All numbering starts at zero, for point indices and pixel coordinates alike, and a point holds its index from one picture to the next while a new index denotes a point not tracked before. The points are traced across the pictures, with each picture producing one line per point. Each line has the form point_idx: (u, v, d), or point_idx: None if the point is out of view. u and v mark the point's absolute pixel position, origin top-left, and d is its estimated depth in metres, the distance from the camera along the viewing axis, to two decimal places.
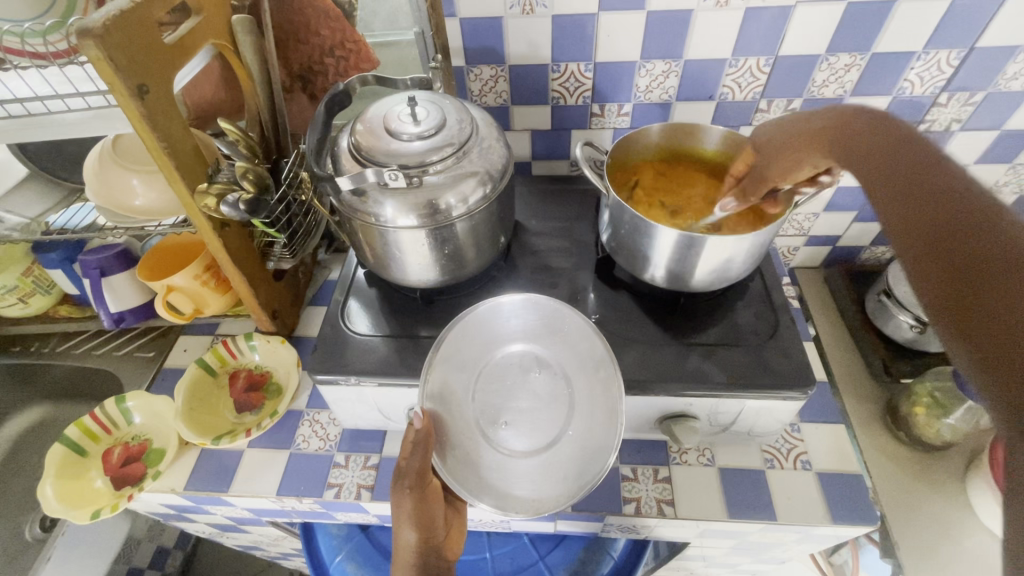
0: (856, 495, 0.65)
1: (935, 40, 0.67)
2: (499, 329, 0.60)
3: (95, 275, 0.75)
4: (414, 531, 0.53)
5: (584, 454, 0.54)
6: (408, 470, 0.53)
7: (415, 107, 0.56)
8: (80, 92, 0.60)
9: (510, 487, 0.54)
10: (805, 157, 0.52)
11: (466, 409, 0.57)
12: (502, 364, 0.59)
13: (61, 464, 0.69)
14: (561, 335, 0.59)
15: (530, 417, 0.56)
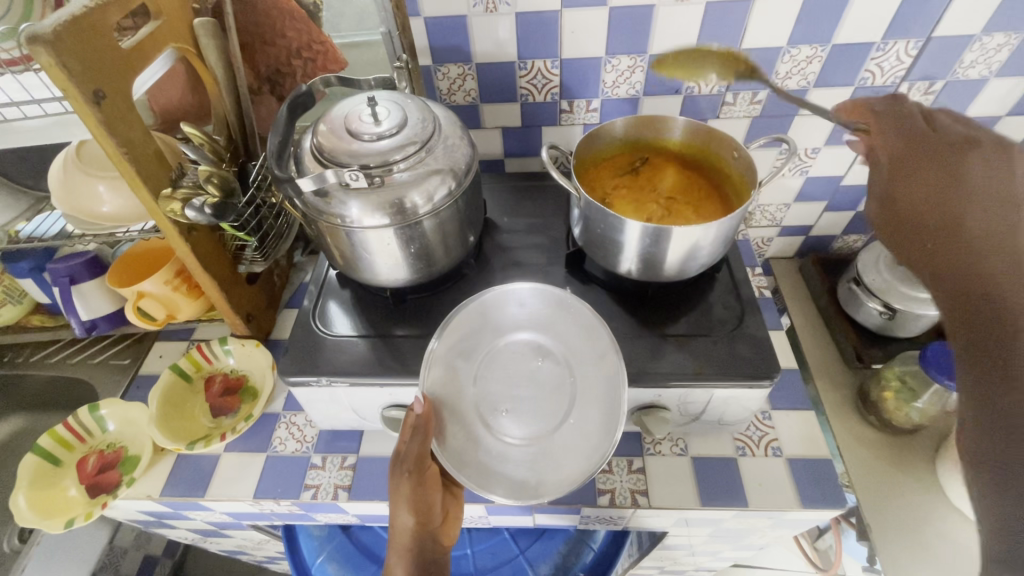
0: (826, 479, 0.66)
1: (892, 31, 0.68)
2: (505, 315, 0.61)
3: (64, 282, 0.74)
4: (411, 514, 0.55)
5: (586, 443, 0.55)
6: (405, 459, 0.54)
7: (375, 106, 0.56)
8: (38, 99, 0.66)
9: (510, 474, 0.54)
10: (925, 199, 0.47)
11: (468, 394, 0.57)
12: (505, 351, 0.59)
13: (34, 474, 0.69)
14: (568, 324, 0.60)
15: (532, 406, 0.57)
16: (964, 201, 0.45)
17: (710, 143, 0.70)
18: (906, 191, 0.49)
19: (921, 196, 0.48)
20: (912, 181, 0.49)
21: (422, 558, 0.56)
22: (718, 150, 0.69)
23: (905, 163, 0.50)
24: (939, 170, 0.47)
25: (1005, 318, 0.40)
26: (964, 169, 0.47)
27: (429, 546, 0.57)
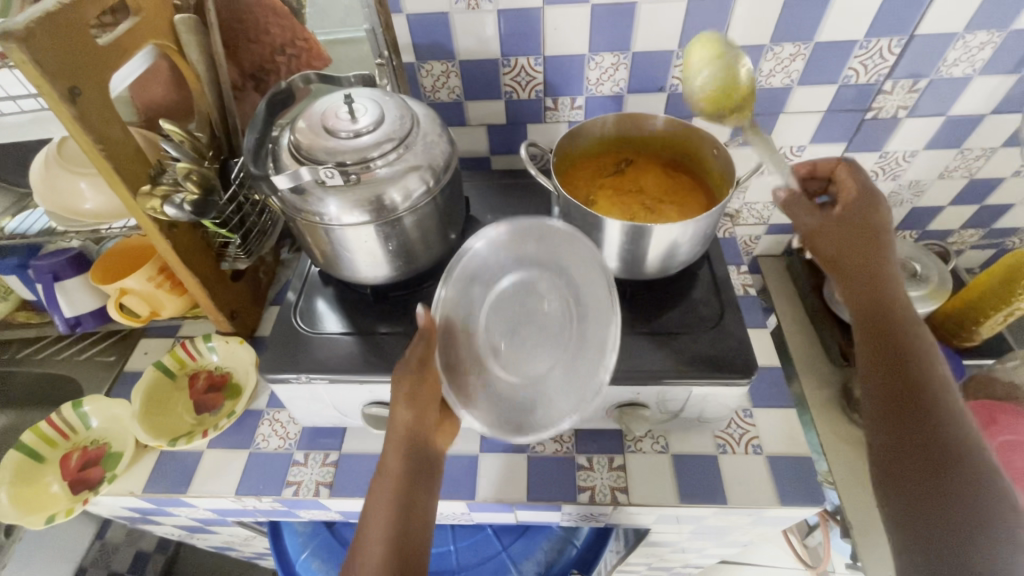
0: (805, 477, 0.66)
1: (875, 29, 0.68)
2: (524, 249, 0.59)
3: (47, 279, 0.75)
4: (407, 413, 0.53)
5: (564, 396, 0.55)
6: (408, 364, 0.53)
7: (352, 103, 0.56)
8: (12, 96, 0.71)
9: (498, 409, 0.57)
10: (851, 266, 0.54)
11: (476, 323, 0.58)
12: (516, 287, 0.59)
13: (16, 471, 0.69)
14: (583, 271, 0.56)
15: (532, 344, 0.57)
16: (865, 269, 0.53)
17: (688, 138, 0.69)
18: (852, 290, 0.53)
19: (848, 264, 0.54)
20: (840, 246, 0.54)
21: (417, 455, 0.54)
22: (697, 147, 0.68)
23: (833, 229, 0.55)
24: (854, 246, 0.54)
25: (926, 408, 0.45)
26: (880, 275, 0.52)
27: (424, 446, 0.55)
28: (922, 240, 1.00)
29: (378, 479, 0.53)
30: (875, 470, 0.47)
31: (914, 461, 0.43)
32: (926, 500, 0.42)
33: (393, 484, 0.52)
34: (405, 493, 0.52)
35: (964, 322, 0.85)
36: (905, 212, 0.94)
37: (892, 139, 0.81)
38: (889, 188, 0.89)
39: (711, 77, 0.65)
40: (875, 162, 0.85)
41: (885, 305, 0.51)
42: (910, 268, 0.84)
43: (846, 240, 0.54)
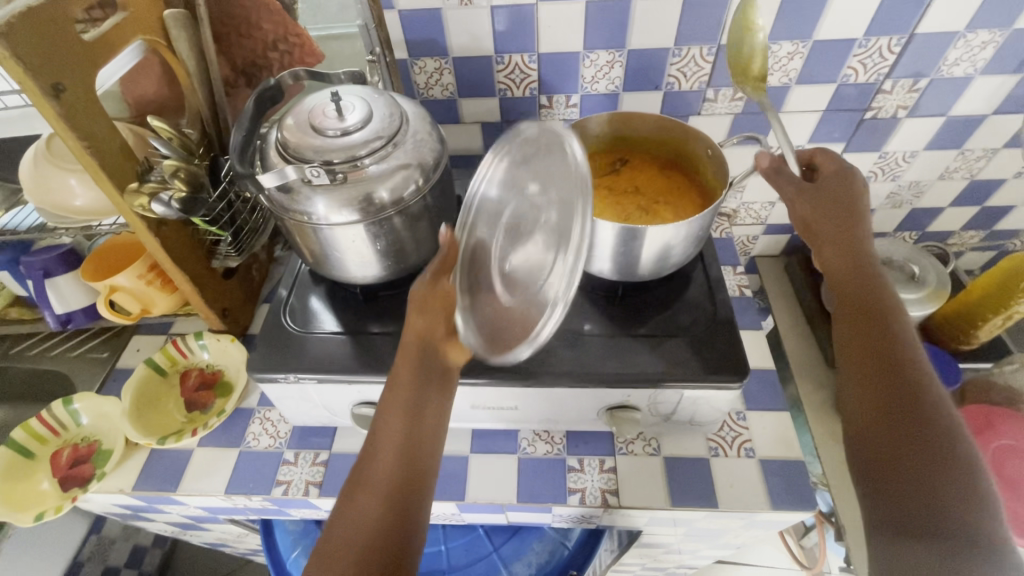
0: (797, 481, 0.65)
1: (874, 27, 0.67)
2: (537, 164, 0.57)
3: (38, 275, 0.75)
4: (416, 320, 0.51)
5: (536, 311, 0.50)
6: (422, 280, 0.51)
7: (340, 101, 0.56)
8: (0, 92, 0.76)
9: (497, 322, 0.54)
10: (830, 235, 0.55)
11: (490, 239, 0.56)
12: (526, 200, 0.56)
13: (6, 467, 0.69)
14: (576, 173, 0.51)
15: (533, 255, 0.53)
16: (843, 234, 0.55)
17: (681, 138, 0.68)
18: (838, 268, 0.55)
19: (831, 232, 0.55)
20: (824, 211, 0.55)
21: (427, 368, 0.51)
22: (689, 146, 0.67)
23: (809, 196, 0.56)
24: (837, 215, 0.55)
25: (906, 383, 0.47)
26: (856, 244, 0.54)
27: (437, 360, 0.51)
28: (921, 241, 0.99)
29: (389, 390, 0.50)
30: (854, 442, 0.48)
31: (906, 437, 0.45)
32: (908, 471, 0.43)
33: (403, 394, 0.49)
34: (415, 403, 0.49)
35: (962, 325, 0.84)
36: (904, 213, 0.92)
37: (891, 139, 0.80)
38: (888, 189, 0.88)
39: (758, 46, 0.65)
40: (874, 162, 0.84)
41: (870, 285, 0.52)
42: (909, 270, 0.83)
43: (838, 217, 0.55)
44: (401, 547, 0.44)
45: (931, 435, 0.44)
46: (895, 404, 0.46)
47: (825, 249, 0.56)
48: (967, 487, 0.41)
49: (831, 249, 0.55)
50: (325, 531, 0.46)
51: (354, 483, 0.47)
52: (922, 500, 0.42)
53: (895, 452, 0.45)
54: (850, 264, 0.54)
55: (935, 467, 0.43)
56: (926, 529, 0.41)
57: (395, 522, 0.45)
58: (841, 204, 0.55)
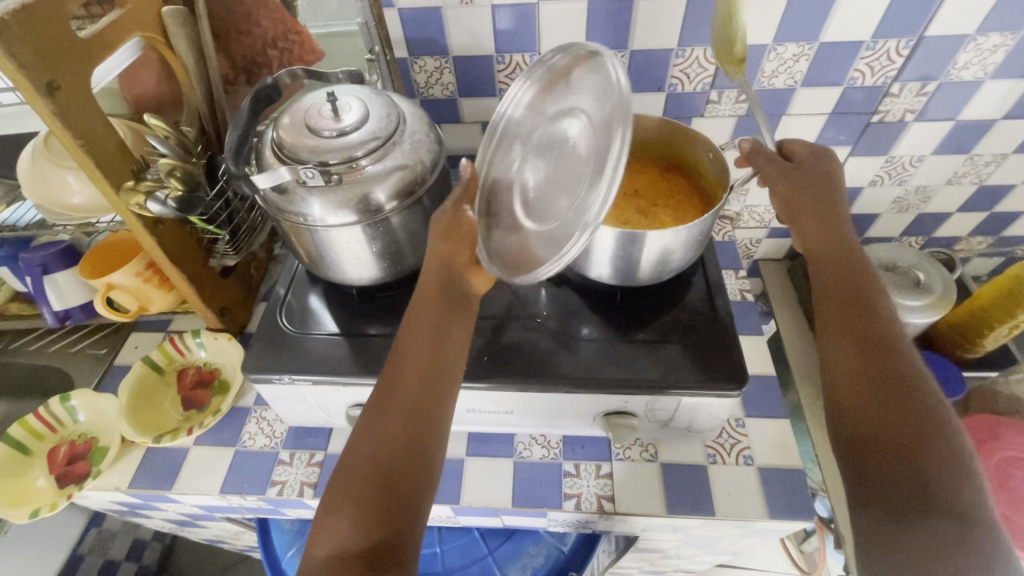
0: (795, 490, 0.65)
1: (882, 30, 0.66)
2: (564, 95, 0.56)
3: (36, 271, 0.75)
4: (439, 241, 0.52)
5: (564, 233, 0.49)
6: (443, 208, 0.53)
7: (336, 101, 0.55)
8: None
9: (521, 248, 0.54)
10: (809, 217, 0.55)
11: (514, 173, 0.57)
12: (552, 131, 0.55)
13: (3, 463, 0.69)
14: (610, 102, 0.49)
15: (559, 184, 0.53)
16: (823, 219, 0.55)
17: (681, 139, 0.67)
18: (825, 251, 0.54)
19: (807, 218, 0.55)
20: (802, 193, 0.56)
21: (451, 291, 0.52)
22: (689, 148, 0.67)
23: (790, 178, 0.56)
24: (817, 203, 0.55)
25: (891, 366, 0.46)
26: (832, 233, 0.55)
27: (461, 284, 0.53)
28: (927, 247, 0.97)
29: (412, 313, 0.52)
30: (838, 424, 0.46)
31: (896, 416, 0.43)
32: (895, 451, 0.42)
33: (428, 316, 0.52)
34: (440, 324, 0.51)
35: (967, 334, 0.82)
36: (911, 218, 0.91)
37: (898, 143, 0.79)
38: (894, 193, 0.87)
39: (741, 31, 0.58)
40: (880, 166, 0.82)
41: (851, 273, 0.52)
42: (914, 277, 0.82)
43: (819, 203, 0.55)
44: (424, 454, 0.48)
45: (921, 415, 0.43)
46: (881, 387, 0.45)
47: (810, 231, 0.55)
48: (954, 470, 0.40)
49: (812, 233, 0.55)
50: (351, 439, 0.48)
51: (379, 396, 0.49)
52: (913, 477, 0.40)
53: (882, 431, 0.43)
54: (831, 252, 0.54)
55: (921, 447, 0.41)
56: (917, 508, 0.40)
57: (419, 433, 0.48)
58: (818, 190, 0.56)
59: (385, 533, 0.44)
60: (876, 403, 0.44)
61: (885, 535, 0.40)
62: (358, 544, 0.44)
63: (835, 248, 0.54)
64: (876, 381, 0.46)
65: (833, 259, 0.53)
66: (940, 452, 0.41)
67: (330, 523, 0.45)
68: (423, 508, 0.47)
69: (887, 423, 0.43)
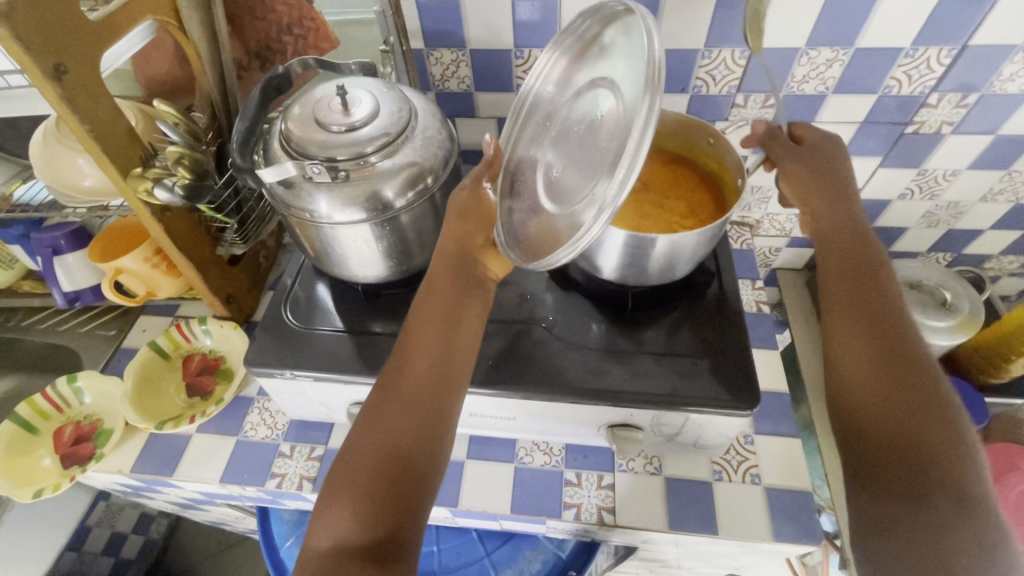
0: (804, 513, 0.63)
1: (924, 37, 0.62)
2: (584, 71, 0.54)
3: (46, 252, 0.75)
4: (456, 219, 0.55)
5: (585, 211, 0.45)
6: (463, 185, 0.56)
7: (347, 94, 0.53)
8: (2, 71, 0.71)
9: (539, 233, 0.52)
10: (819, 194, 0.56)
11: (536, 157, 0.56)
12: (573, 110, 0.53)
13: (10, 442, 0.70)
14: (635, 64, 0.45)
15: (578, 159, 0.50)
16: (831, 194, 0.56)
17: (699, 134, 0.64)
18: (832, 225, 0.55)
19: (815, 190, 0.56)
20: (812, 171, 0.57)
21: (464, 274, 0.54)
22: (708, 142, 0.64)
23: (805, 162, 0.57)
24: (827, 183, 0.56)
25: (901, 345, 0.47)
26: (840, 208, 0.55)
27: (473, 268, 0.55)
28: (955, 264, 0.93)
29: (425, 297, 0.53)
30: (845, 398, 0.47)
31: (896, 390, 0.44)
32: (898, 425, 0.43)
33: (441, 300, 0.52)
34: (450, 311, 0.52)
35: (992, 358, 0.79)
36: (941, 233, 0.87)
37: (932, 156, 0.75)
38: (924, 208, 0.83)
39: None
40: (912, 179, 0.79)
41: (863, 252, 0.53)
42: (940, 296, 0.79)
43: (825, 180, 0.56)
44: (432, 439, 0.47)
45: (920, 385, 0.44)
46: (888, 364, 0.46)
47: (820, 206, 0.56)
48: (952, 442, 0.42)
49: (822, 210, 0.56)
50: (354, 429, 0.48)
51: (384, 387, 0.49)
52: (909, 448, 0.42)
53: (889, 407, 0.44)
54: (843, 230, 0.54)
55: (924, 423, 0.42)
56: (919, 480, 0.41)
57: (424, 420, 0.47)
58: (828, 172, 0.57)
59: (393, 520, 0.44)
60: (885, 378, 0.45)
61: (875, 505, 0.42)
62: (356, 538, 0.43)
63: (845, 221, 0.55)
64: (886, 357, 0.46)
65: (843, 236, 0.54)
66: (940, 428, 0.42)
67: (330, 516, 0.44)
68: (430, 494, 0.46)
69: (892, 397, 0.44)
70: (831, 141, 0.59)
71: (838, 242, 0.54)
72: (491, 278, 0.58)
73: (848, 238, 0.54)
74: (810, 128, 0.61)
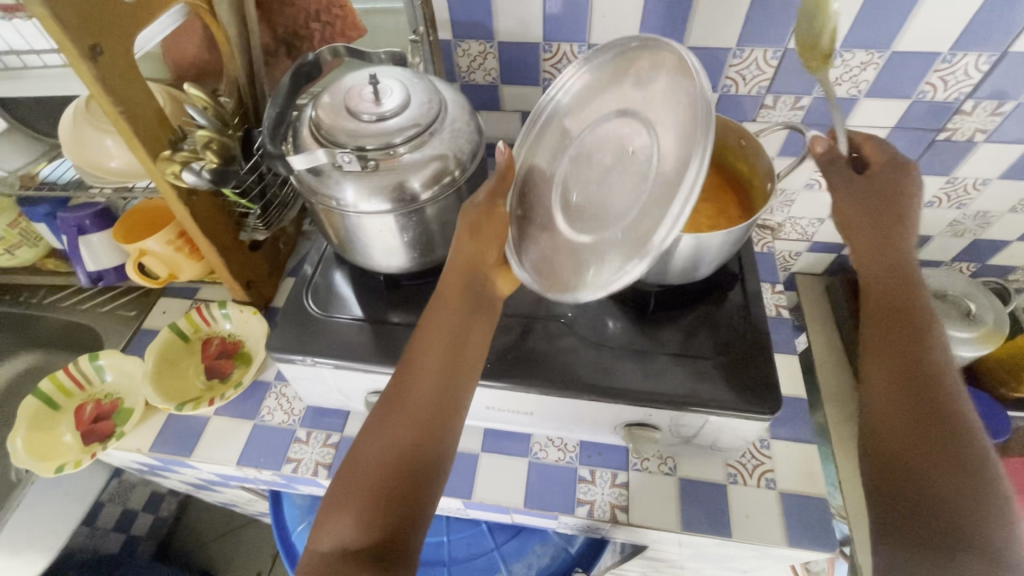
0: (819, 519, 0.62)
1: (963, 42, 0.61)
2: (616, 93, 0.53)
3: (71, 231, 0.75)
4: (468, 238, 0.53)
5: (613, 256, 0.46)
6: (476, 200, 0.53)
7: (378, 83, 0.53)
8: (35, 50, 0.69)
9: (556, 257, 0.53)
10: (868, 233, 0.51)
11: (552, 172, 0.56)
12: (599, 134, 0.53)
13: (33, 417, 0.71)
14: (676, 108, 0.45)
15: (603, 192, 0.50)
16: (883, 233, 0.50)
17: (730, 138, 0.64)
18: (875, 263, 0.50)
19: (866, 229, 0.51)
20: (863, 208, 0.51)
21: (473, 292, 0.53)
22: (737, 147, 0.63)
23: (859, 195, 0.51)
24: (882, 221, 0.50)
25: (940, 406, 0.42)
26: (892, 249, 0.50)
27: (483, 286, 0.54)
28: (979, 274, 0.92)
29: (433, 311, 0.52)
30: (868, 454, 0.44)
31: (924, 454, 0.41)
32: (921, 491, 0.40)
33: (450, 315, 0.52)
34: (459, 328, 0.51)
35: (1016, 370, 0.78)
36: (966, 243, 0.86)
37: (963, 164, 0.74)
38: (951, 216, 0.82)
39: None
40: (939, 187, 0.78)
41: (910, 302, 0.48)
42: (964, 307, 0.77)
43: (880, 217, 0.50)
44: (434, 456, 0.46)
45: (952, 451, 0.40)
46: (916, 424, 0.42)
47: (866, 246, 0.51)
48: (988, 506, 0.39)
49: (869, 251, 0.51)
50: (359, 438, 0.48)
51: (389, 399, 0.49)
52: (929, 517, 0.39)
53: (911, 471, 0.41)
54: (891, 274, 0.49)
55: (949, 492, 0.39)
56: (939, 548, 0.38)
57: (427, 436, 0.47)
58: (881, 208, 0.51)
59: (388, 534, 0.43)
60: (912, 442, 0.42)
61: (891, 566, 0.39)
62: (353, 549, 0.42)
63: (897, 265, 0.49)
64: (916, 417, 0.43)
65: (889, 281, 0.49)
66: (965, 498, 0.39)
67: (330, 523, 0.44)
68: (431, 508, 0.46)
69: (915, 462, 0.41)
70: (899, 172, 0.51)
71: (882, 283, 0.49)
72: (500, 295, 0.57)
73: (893, 283, 0.49)
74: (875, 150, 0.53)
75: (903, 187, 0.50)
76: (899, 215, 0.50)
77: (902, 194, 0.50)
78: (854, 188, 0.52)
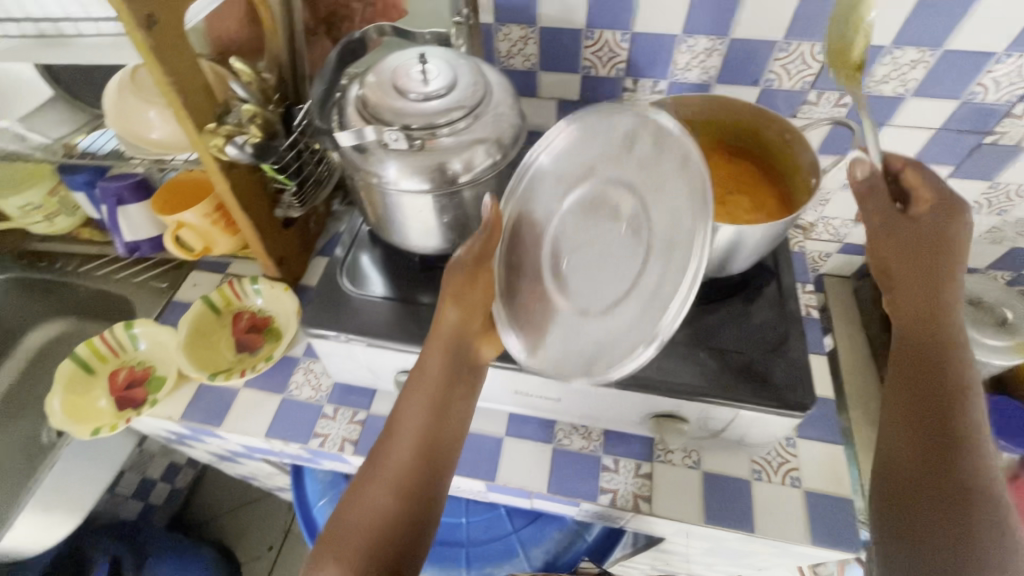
0: (844, 520, 0.62)
1: (1020, 42, 0.60)
2: (612, 149, 0.50)
3: (111, 201, 0.76)
4: (456, 309, 0.53)
5: (622, 333, 0.47)
6: (461, 262, 0.53)
7: (425, 64, 0.53)
8: (92, 18, 0.68)
9: (546, 321, 0.52)
10: (908, 291, 0.47)
11: (538, 228, 0.54)
12: (596, 190, 0.51)
13: (69, 380, 0.73)
14: (682, 191, 0.44)
15: (600, 263, 0.50)
16: (923, 290, 0.46)
17: (771, 130, 0.62)
18: (911, 325, 0.47)
19: (911, 285, 0.46)
20: (897, 264, 0.47)
21: (457, 359, 0.53)
22: (776, 140, 0.62)
23: (895, 249, 0.48)
24: (922, 277, 0.46)
25: (958, 492, 0.41)
26: (926, 311, 0.46)
27: (467, 352, 0.54)
28: (1015, 283, 0.90)
29: (417, 378, 0.52)
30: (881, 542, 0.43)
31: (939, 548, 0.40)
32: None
33: (433, 383, 0.52)
34: (442, 396, 0.52)
35: None
36: (1003, 250, 0.84)
37: (1009, 169, 0.72)
38: (991, 222, 0.80)
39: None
40: (981, 192, 0.76)
41: (941, 372, 0.44)
42: (999, 315, 0.76)
43: (925, 270, 0.46)
44: (416, 523, 0.47)
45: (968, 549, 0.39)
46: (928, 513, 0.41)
47: (906, 301, 0.47)
48: None
49: (903, 312, 0.47)
50: (344, 502, 0.49)
51: (374, 464, 0.50)
52: None
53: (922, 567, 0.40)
54: (917, 343, 0.46)
55: None
56: None
57: (409, 502, 0.48)
58: (924, 264, 0.46)
59: None
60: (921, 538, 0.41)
61: None
62: None
63: (930, 329, 0.45)
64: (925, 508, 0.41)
65: (914, 351, 0.46)
66: None
67: None
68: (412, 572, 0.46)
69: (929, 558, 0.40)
70: (945, 220, 0.45)
71: (911, 346, 0.46)
72: (483, 362, 0.57)
73: (910, 358, 0.46)
74: (935, 188, 0.46)
75: (952, 237, 0.45)
76: (947, 269, 0.45)
77: (947, 248, 0.45)
78: (892, 241, 0.48)
